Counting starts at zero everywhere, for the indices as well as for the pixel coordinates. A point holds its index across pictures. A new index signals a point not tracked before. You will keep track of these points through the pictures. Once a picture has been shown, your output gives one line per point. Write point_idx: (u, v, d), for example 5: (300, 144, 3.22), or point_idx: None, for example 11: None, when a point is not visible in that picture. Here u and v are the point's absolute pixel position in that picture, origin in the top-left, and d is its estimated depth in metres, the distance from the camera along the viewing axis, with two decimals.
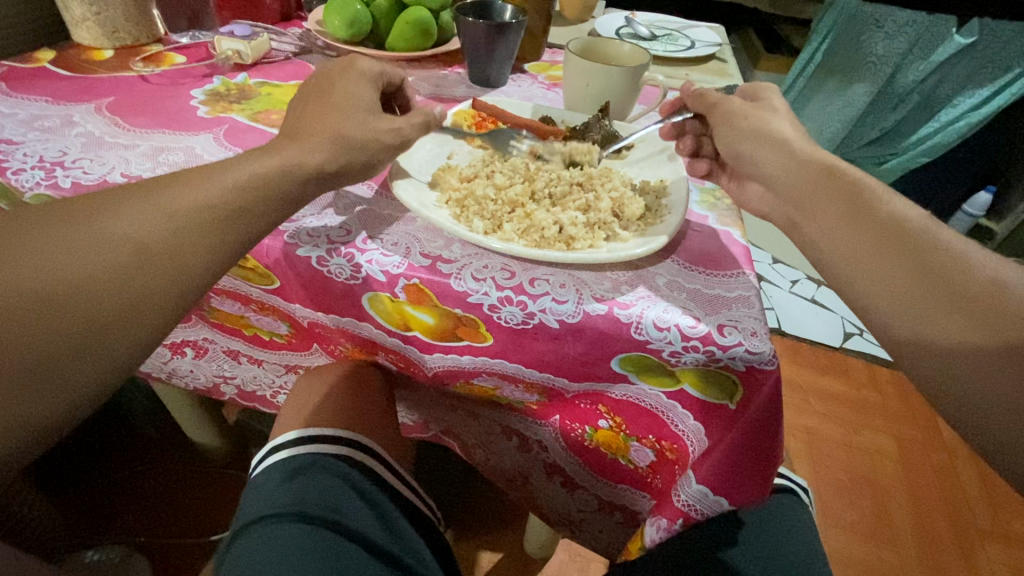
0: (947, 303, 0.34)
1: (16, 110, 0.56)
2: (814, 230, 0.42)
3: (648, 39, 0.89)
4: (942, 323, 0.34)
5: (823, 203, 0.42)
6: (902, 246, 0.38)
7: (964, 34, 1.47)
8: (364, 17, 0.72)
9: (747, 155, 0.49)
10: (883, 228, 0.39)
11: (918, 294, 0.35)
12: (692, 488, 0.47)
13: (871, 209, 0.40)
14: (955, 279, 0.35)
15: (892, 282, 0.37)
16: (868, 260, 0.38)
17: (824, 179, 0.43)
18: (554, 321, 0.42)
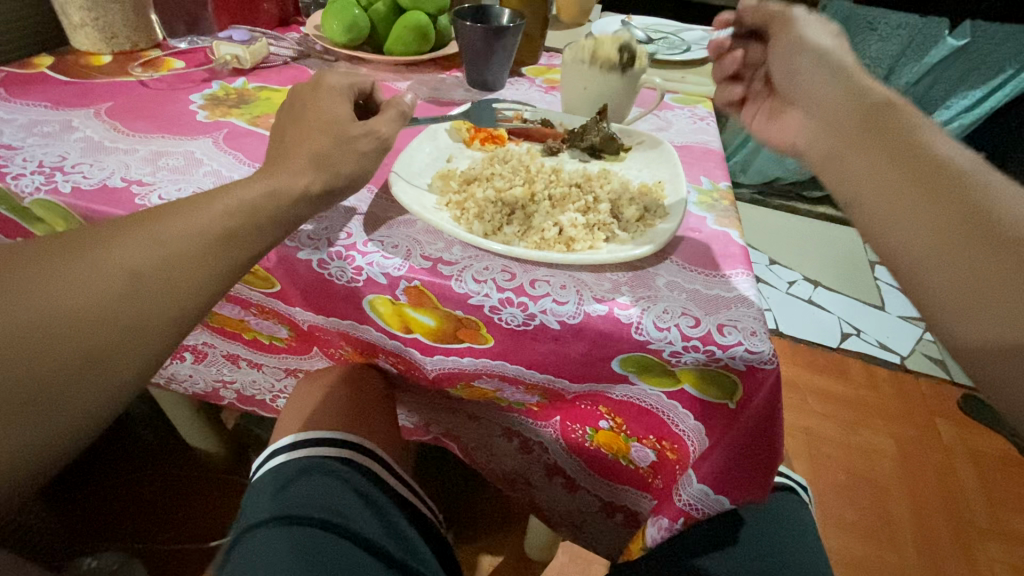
0: (987, 252, 0.33)
1: (15, 115, 0.56)
2: (850, 163, 0.40)
3: (646, 42, 0.90)
4: (983, 272, 0.33)
5: (866, 135, 0.40)
6: (947, 187, 0.36)
7: (956, 35, 1.51)
8: (363, 21, 0.73)
9: (801, 78, 0.47)
10: (928, 165, 0.37)
11: (954, 242, 0.35)
12: (692, 487, 0.46)
13: (915, 146, 0.38)
14: (998, 226, 0.34)
15: (933, 221, 0.36)
16: (907, 196, 0.37)
17: (870, 110, 0.41)
18: (555, 321, 0.42)
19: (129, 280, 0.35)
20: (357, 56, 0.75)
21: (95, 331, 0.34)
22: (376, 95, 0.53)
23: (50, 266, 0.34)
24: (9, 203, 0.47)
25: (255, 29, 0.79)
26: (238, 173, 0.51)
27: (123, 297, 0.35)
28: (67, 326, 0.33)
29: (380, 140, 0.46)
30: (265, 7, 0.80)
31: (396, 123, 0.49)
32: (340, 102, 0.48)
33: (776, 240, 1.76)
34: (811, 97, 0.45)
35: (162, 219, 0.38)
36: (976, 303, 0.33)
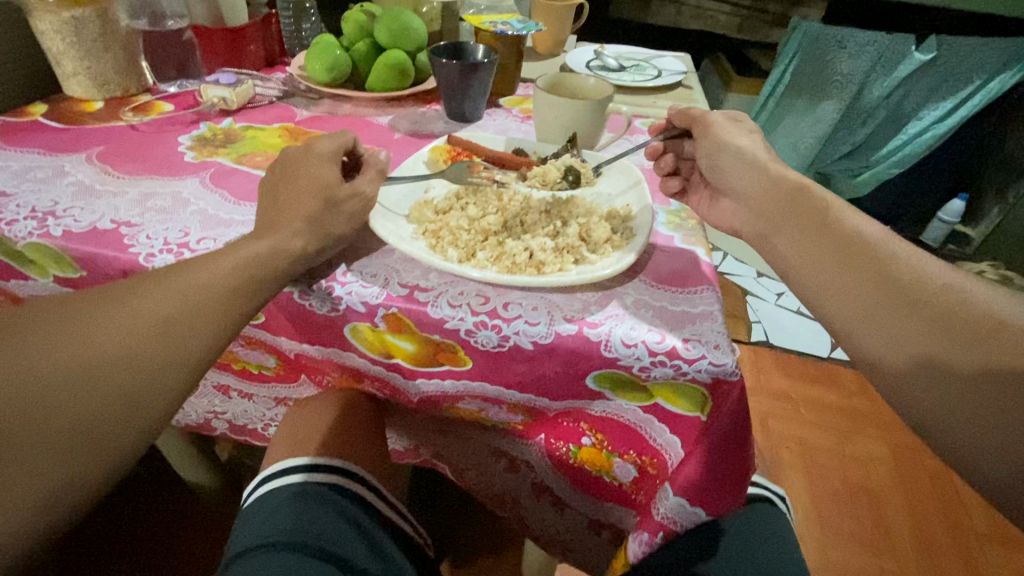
0: (902, 309, 0.39)
1: (10, 162, 0.58)
2: (779, 238, 0.47)
3: (618, 70, 0.94)
4: (901, 327, 0.39)
5: (788, 218, 0.47)
6: (863, 257, 0.42)
7: (923, 50, 1.55)
8: (344, 61, 0.76)
9: (728, 172, 0.53)
10: (846, 239, 0.44)
11: (879, 300, 0.40)
12: (669, 500, 0.48)
13: (831, 223, 0.45)
14: (910, 286, 0.40)
15: (852, 290, 0.41)
16: (829, 270, 0.43)
17: (791, 194, 0.48)
18: (528, 342, 0.43)
19: (112, 331, 0.36)
20: (340, 94, 0.78)
21: (79, 383, 0.34)
22: (357, 149, 0.54)
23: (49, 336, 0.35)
24: (2, 247, 0.49)
25: (241, 71, 0.82)
26: (223, 211, 0.54)
27: (107, 348, 0.36)
28: (64, 384, 0.34)
29: (365, 200, 0.49)
30: (251, 49, 0.83)
31: (374, 168, 0.51)
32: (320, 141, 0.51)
33: (762, 253, 1.80)
34: (741, 186, 0.52)
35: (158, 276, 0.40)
36: (906, 353, 0.38)
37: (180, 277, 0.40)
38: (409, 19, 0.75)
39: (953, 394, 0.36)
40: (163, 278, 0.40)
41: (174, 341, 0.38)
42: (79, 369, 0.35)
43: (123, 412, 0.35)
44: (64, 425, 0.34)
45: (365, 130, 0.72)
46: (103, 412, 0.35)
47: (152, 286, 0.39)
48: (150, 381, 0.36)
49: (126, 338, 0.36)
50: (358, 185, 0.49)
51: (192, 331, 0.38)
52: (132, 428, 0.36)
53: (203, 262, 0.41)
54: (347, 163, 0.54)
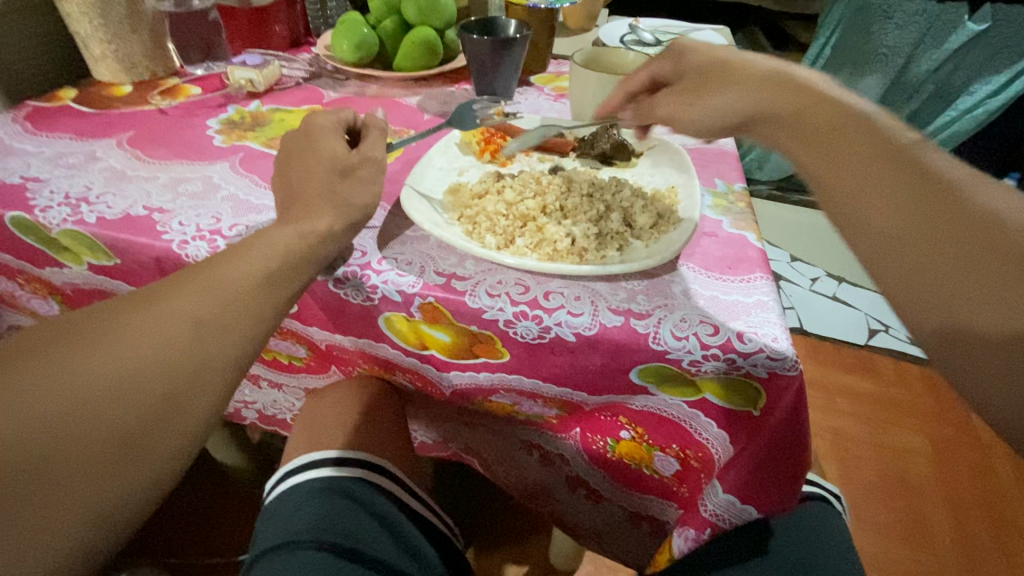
0: (908, 187, 0.35)
1: (42, 148, 0.58)
2: (721, 103, 0.44)
3: (654, 44, 0.89)
4: (915, 220, 0.34)
5: (833, 139, 0.38)
6: (862, 131, 0.38)
7: (977, 20, 1.44)
8: (371, 40, 0.74)
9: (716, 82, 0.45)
10: (842, 111, 0.39)
11: (888, 173, 0.36)
12: (718, 497, 0.45)
13: (889, 144, 0.37)
14: (918, 170, 0.36)
15: (878, 188, 0.36)
16: (867, 169, 0.36)
17: (715, 67, 0.45)
18: (570, 334, 0.41)
19: (141, 340, 0.35)
20: (366, 74, 0.76)
21: (108, 393, 0.33)
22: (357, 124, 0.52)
23: (79, 353, 0.33)
24: (38, 234, 0.48)
25: (266, 53, 0.81)
26: (254, 196, 0.52)
27: (137, 357, 0.34)
28: (96, 397, 0.33)
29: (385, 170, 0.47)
30: (277, 30, 0.81)
31: (377, 132, 0.50)
32: (327, 119, 0.50)
33: (796, 238, 1.73)
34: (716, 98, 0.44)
35: (184, 280, 0.38)
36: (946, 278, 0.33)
37: (215, 269, 0.39)
38: None
39: (968, 260, 0.33)
40: (190, 279, 0.38)
41: (206, 335, 0.36)
42: (106, 382, 0.33)
43: (155, 418, 0.34)
44: (98, 440, 0.32)
45: (393, 112, 0.69)
46: (135, 423, 0.33)
47: (178, 290, 0.38)
48: (182, 388, 0.35)
49: (153, 346, 0.35)
50: (365, 150, 0.47)
51: (220, 333, 0.37)
52: (166, 435, 0.35)
53: (241, 250, 0.40)
54: (349, 140, 0.52)
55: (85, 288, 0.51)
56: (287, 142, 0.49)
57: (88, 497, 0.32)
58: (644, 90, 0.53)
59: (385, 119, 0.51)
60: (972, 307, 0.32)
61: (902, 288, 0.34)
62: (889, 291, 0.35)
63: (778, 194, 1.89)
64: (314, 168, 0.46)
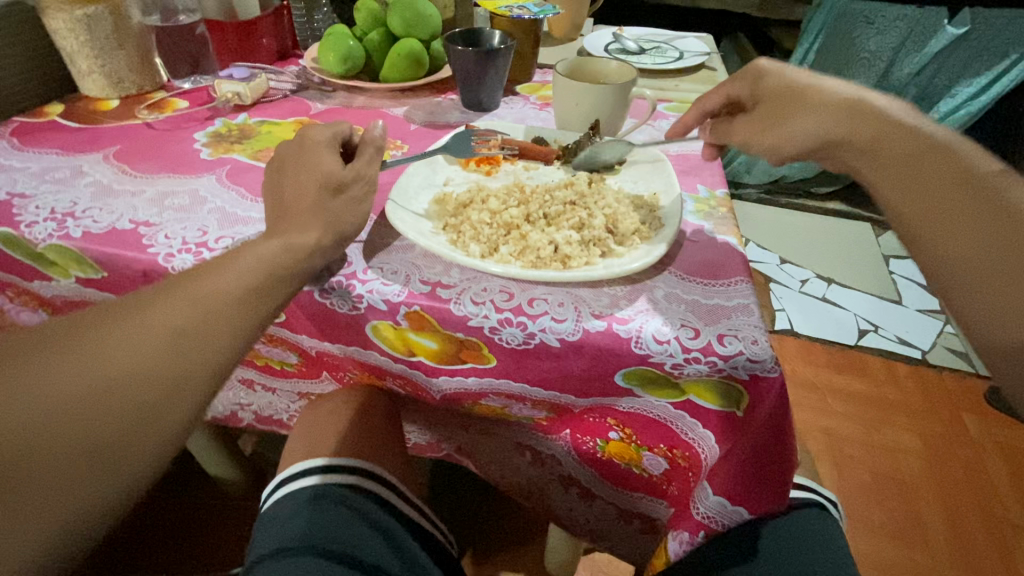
0: (978, 213, 0.38)
1: (28, 163, 0.58)
2: (801, 131, 0.45)
3: (637, 53, 0.91)
4: (996, 253, 0.36)
5: (915, 175, 0.40)
6: (938, 159, 0.40)
7: (957, 25, 1.47)
8: (358, 52, 0.75)
9: (793, 115, 0.46)
10: (921, 140, 0.41)
11: (962, 198, 0.38)
12: (709, 499, 0.47)
13: (977, 176, 0.38)
14: (995, 197, 0.38)
15: (962, 225, 0.38)
16: (958, 205, 0.38)
17: (795, 96, 0.47)
18: (554, 339, 0.42)
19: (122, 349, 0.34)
20: (353, 85, 0.76)
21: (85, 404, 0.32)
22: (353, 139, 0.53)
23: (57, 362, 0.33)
24: (25, 250, 0.48)
25: (254, 66, 0.81)
26: (240, 209, 0.53)
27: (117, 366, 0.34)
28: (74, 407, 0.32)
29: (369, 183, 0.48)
30: (264, 43, 0.82)
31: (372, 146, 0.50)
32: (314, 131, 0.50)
33: (785, 240, 1.75)
34: (796, 129, 0.46)
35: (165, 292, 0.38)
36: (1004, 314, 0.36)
37: (199, 281, 0.39)
38: (424, 6, 0.73)
39: None
40: (171, 290, 0.38)
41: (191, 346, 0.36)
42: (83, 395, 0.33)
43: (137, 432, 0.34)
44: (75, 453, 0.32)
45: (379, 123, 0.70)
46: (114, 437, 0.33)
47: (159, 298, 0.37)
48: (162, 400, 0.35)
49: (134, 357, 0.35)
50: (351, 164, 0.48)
51: (206, 342, 0.37)
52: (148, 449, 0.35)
53: (229, 261, 0.40)
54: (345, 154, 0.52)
55: (72, 303, 0.51)
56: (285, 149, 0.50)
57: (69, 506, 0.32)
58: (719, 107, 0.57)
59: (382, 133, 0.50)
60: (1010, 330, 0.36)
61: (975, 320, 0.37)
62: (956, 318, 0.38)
63: (767, 197, 1.91)
64: (300, 181, 0.47)
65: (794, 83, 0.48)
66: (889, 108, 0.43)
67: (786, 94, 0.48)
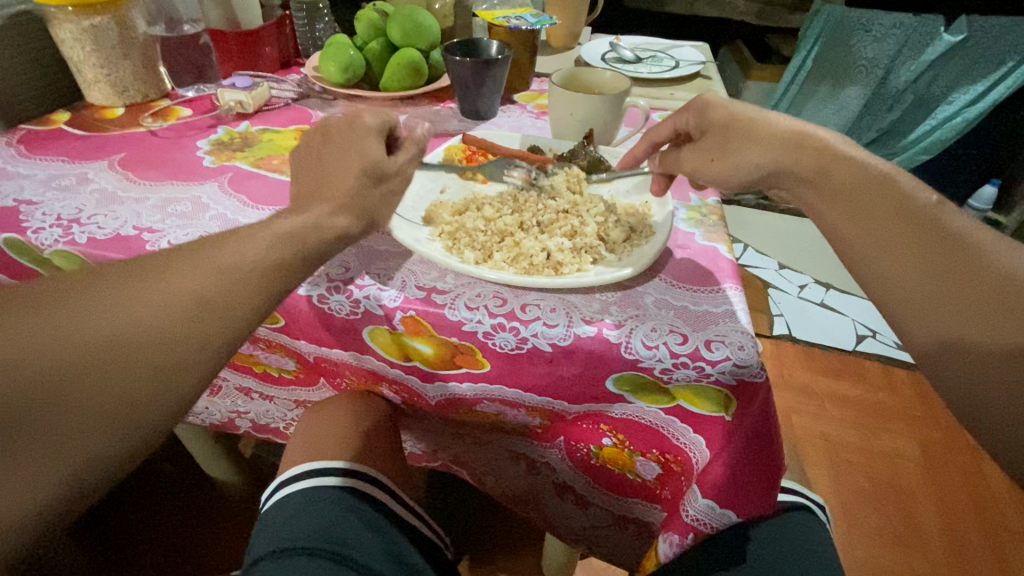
0: (919, 241, 0.39)
1: (35, 170, 0.59)
2: (749, 162, 0.47)
3: (634, 62, 0.92)
4: (932, 276, 0.38)
5: (853, 204, 0.42)
6: (880, 191, 0.41)
7: (953, 32, 1.49)
8: (358, 61, 0.76)
9: (739, 150, 0.47)
10: (863, 172, 0.43)
11: (896, 227, 0.40)
12: (698, 503, 0.46)
13: (912, 207, 0.40)
14: (935, 226, 0.40)
15: (900, 252, 0.39)
16: (894, 234, 0.40)
17: (739, 127, 0.48)
18: (546, 344, 0.43)
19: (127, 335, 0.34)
20: (354, 94, 0.78)
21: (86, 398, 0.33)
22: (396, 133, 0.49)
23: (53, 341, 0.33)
24: (31, 254, 0.50)
25: (257, 74, 0.83)
26: (242, 215, 0.54)
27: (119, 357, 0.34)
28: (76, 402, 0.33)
29: None
30: (266, 52, 0.84)
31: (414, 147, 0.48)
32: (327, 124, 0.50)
33: (783, 246, 1.76)
34: (745, 162, 0.47)
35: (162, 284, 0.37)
36: (940, 333, 0.37)
37: (184, 269, 0.37)
38: (422, 17, 0.74)
39: (989, 312, 0.36)
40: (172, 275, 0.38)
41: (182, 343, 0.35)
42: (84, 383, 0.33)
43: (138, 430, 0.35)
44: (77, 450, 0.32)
45: None
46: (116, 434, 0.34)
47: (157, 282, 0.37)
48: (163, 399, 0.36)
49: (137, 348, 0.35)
50: None
51: None
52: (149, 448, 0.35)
53: (213, 251, 0.38)
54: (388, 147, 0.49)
55: None
56: (309, 144, 0.47)
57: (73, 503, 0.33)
58: (669, 140, 0.56)
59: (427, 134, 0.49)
60: (981, 336, 0.36)
61: (914, 339, 0.38)
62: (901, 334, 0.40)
63: (766, 203, 1.92)
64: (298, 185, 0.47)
65: (737, 114, 0.49)
66: (829, 141, 0.45)
67: (732, 125, 0.48)
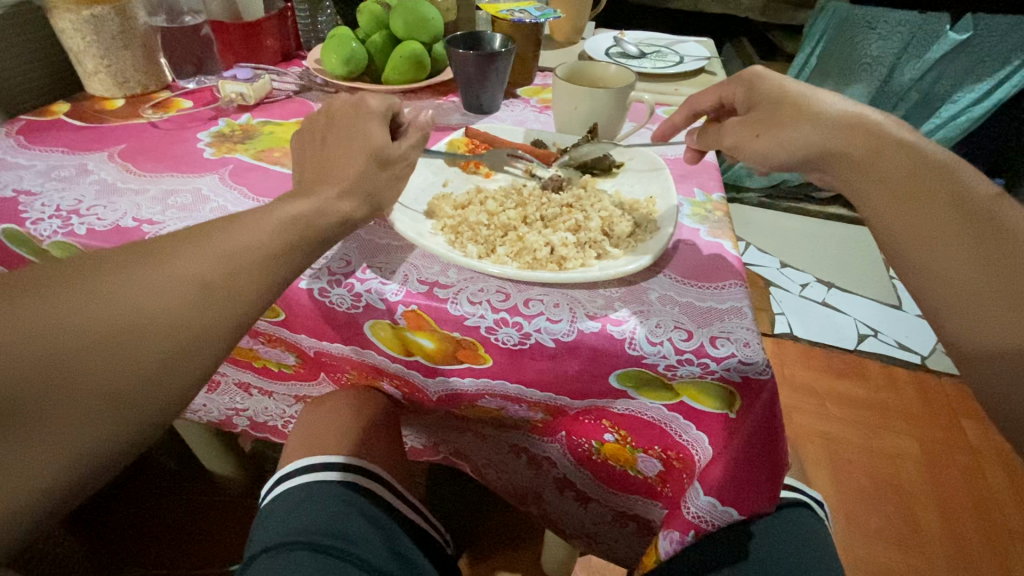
0: (962, 231, 0.38)
1: (34, 161, 0.59)
2: (798, 138, 0.45)
3: (638, 57, 0.92)
4: (982, 271, 0.37)
5: (905, 191, 0.40)
6: (930, 176, 0.40)
7: (958, 31, 1.47)
8: (360, 54, 0.75)
9: (788, 126, 0.46)
10: (916, 157, 0.41)
11: (948, 218, 0.39)
12: (700, 499, 0.46)
13: (965, 199, 0.39)
14: (988, 216, 0.38)
15: (950, 243, 0.38)
16: (946, 224, 0.39)
17: (793, 104, 0.47)
18: (550, 340, 0.43)
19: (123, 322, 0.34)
20: (356, 87, 0.77)
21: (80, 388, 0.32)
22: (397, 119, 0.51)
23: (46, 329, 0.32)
24: (29, 245, 0.49)
25: (258, 67, 0.82)
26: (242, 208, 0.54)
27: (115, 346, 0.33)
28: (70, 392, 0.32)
29: None
30: (268, 44, 0.83)
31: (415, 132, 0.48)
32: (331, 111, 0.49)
33: (785, 244, 1.75)
34: (793, 136, 0.46)
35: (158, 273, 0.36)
36: (981, 331, 0.36)
37: (182, 264, 0.36)
38: (425, 9, 0.73)
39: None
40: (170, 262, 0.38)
41: (178, 333, 0.34)
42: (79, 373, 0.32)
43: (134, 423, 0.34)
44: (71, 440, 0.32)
45: None
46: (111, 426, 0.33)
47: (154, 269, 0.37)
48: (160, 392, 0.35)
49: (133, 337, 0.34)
50: None
51: None
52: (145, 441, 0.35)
53: (212, 241, 0.38)
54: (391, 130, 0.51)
55: None
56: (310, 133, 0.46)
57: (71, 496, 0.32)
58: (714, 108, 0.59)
59: (433, 123, 0.50)
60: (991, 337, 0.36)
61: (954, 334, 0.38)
62: (938, 330, 0.39)
63: (768, 202, 1.92)
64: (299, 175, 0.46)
65: (790, 93, 0.48)
66: (885, 124, 0.44)
67: (783, 103, 0.48)
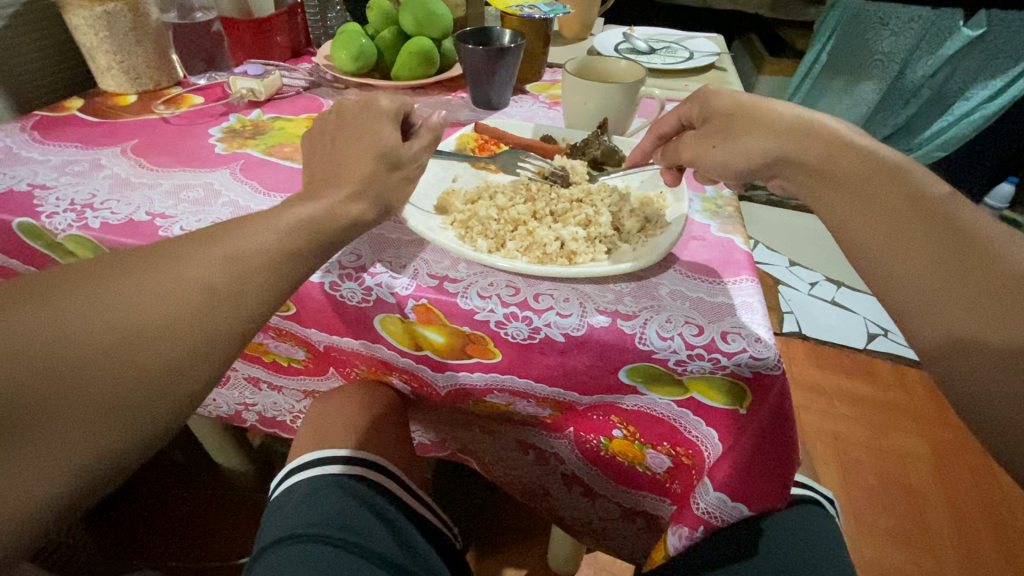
0: (923, 232, 0.37)
1: (49, 156, 0.59)
2: (752, 146, 0.45)
3: (648, 53, 0.91)
4: (944, 271, 0.36)
5: (861, 194, 0.40)
6: (885, 179, 0.40)
7: (972, 26, 1.45)
8: (370, 49, 0.75)
9: (742, 135, 0.46)
10: (871, 161, 0.41)
11: (906, 219, 0.38)
12: (709, 495, 0.46)
13: (924, 200, 0.39)
14: (946, 217, 0.38)
15: (910, 244, 0.37)
16: (903, 227, 0.38)
17: (745, 113, 0.47)
18: (559, 334, 0.42)
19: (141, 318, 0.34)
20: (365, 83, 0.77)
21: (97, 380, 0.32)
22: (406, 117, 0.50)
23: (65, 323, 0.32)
24: (44, 239, 0.50)
25: (268, 63, 0.82)
26: (254, 202, 0.54)
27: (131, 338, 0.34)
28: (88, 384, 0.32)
29: None
30: (278, 41, 0.83)
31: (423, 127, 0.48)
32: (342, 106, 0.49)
33: (794, 243, 1.74)
34: (747, 146, 0.46)
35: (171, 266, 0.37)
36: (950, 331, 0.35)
37: (196, 256, 0.37)
38: (435, 5, 0.73)
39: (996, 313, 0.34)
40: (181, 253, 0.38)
41: (190, 324, 0.35)
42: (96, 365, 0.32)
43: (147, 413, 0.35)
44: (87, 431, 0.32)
45: None
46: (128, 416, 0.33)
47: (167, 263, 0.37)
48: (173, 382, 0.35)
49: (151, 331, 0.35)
50: None
51: None
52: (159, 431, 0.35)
53: (224, 234, 0.38)
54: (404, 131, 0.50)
55: None
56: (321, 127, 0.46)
57: (87, 486, 0.32)
58: (673, 131, 0.56)
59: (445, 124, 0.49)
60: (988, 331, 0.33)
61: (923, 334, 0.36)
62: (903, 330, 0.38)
63: (777, 200, 1.90)
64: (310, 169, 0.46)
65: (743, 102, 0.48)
66: (835, 130, 0.44)
67: (736, 111, 0.48)
